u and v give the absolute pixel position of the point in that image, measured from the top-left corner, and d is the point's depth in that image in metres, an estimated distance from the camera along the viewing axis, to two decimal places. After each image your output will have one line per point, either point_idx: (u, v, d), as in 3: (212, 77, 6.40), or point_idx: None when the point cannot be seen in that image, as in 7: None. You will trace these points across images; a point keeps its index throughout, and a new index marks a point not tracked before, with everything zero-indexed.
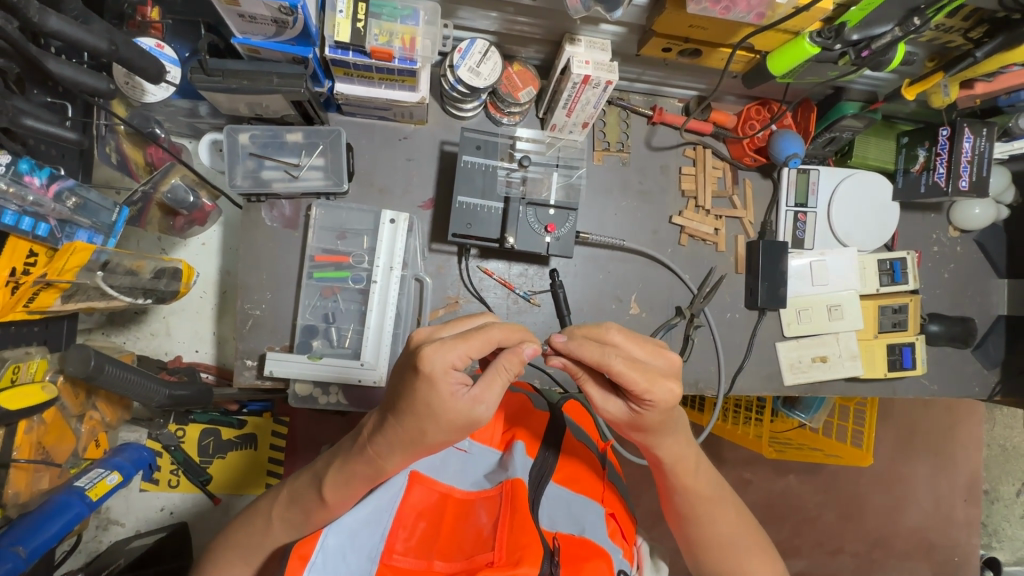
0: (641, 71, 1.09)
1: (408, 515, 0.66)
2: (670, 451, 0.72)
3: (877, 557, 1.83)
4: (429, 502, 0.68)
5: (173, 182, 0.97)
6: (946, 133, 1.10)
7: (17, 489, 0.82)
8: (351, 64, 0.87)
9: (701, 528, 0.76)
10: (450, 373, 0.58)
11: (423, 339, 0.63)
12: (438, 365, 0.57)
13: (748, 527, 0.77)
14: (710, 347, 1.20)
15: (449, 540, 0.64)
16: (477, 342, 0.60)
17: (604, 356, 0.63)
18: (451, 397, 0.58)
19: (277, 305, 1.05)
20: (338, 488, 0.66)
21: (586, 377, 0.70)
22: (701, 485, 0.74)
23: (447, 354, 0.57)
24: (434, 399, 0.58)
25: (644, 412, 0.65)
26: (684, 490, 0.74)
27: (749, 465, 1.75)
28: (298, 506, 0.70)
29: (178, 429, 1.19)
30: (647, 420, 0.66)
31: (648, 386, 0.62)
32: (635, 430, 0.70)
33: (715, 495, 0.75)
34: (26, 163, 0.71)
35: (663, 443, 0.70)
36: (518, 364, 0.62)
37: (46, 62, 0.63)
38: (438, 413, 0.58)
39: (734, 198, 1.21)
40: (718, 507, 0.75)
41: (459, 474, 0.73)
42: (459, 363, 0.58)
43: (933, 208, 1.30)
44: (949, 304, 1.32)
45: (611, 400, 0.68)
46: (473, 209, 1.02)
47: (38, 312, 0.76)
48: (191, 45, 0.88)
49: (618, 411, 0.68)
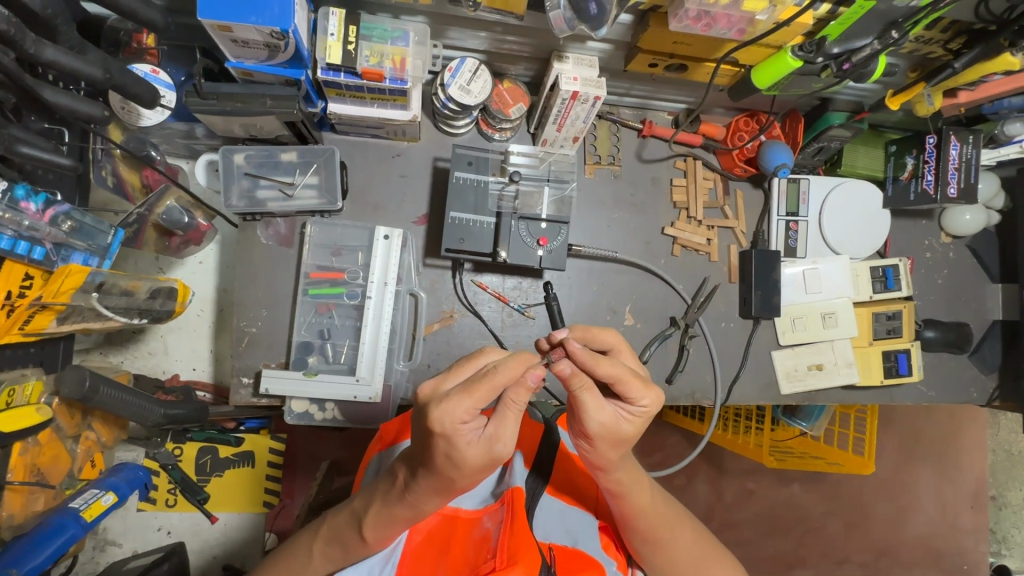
0: (630, 86, 1.10)
1: (415, 541, 0.69)
2: (618, 484, 0.67)
3: (884, 567, 1.80)
4: (437, 526, 0.70)
5: (168, 204, 0.97)
6: (932, 141, 1.12)
7: (11, 510, 0.82)
8: (343, 84, 0.89)
9: (666, 551, 0.72)
10: (462, 428, 0.55)
11: (429, 395, 0.59)
12: (448, 424, 0.54)
13: (705, 542, 0.76)
14: (706, 357, 1.20)
15: (458, 555, 0.62)
16: (484, 392, 0.55)
17: (616, 366, 0.61)
18: (468, 447, 0.56)
19: (273, 322, 1.06)
20: (382, 526, 0.65)
21: (586, 385, 0.60)
22: (658, 510, 0.71)
23: (454, 411, 0.54)
24: (451, 452, 0.56)
25: (630, 423, 0.62)
26: (641, 516, 0.69)
27: (752, 475, 1.74)
28: (326, 542, 0.70)
29: (176, 448, 1.19)
30: (631, 434, 0.63)
31: (642, 392, 0.62)
32: (612, 447, 0.63)
33: (673, 516, 0.73)
34: (23, 189, 0.72)
35: (617, 474, 0.66)
36: (526, 396, 0.58)
37: (44, 91, 0.64)
38: (462, 465, 0.56)
39: (725, 208, 1.22)
40: (676, 526, 0.73)
41: (467, 495, 0.73)
42: (468, 416, 0.55)
43: (924, 215, 1.31)
44: (944, 310, 1.32)
45: (603, 408, 0.61)
46: (466, 224, 1.03)
47: (33, 334, 0.77)
48: (187, 69, 0.89)
49: (610, 417, 0.61)
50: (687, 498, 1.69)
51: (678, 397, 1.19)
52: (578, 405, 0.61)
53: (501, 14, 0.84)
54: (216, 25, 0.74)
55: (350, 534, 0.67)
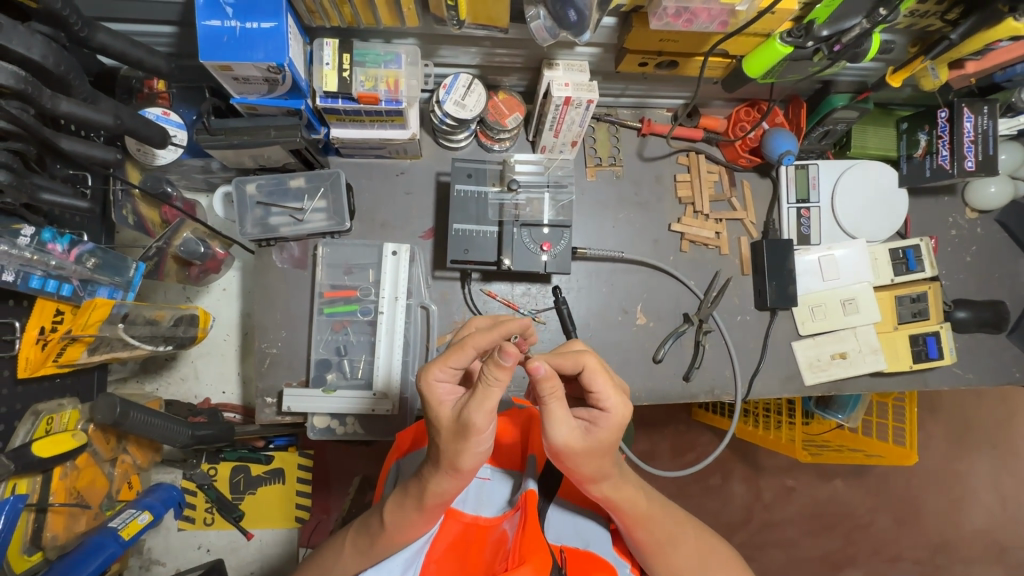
0: (624, 86, 1.11)
1: (438, 549, 0.69)
2: (606, 494, 0.64)
3: (943, 563, 1.71)
4: (458, 534, 0.70)
5: (185, 236, 1.01)
6: (945, 115, 1.07)
7: (54, 531, 0.86)
8: (342, 110, 0.92)
9: (666, 559, 0.70)
10: (436, 387, 0.58)
11: None
12: (423, 381, 0.58)
13: (709, 545, 0.75)
14: (724, 353, 1.18)
15: (477, 561, 0.63)
16: (456, 356, 0.57)
17: (578, 360, 0.58)
18: (443, 405, 0.57)
19: (292, 342, 1.10)
20: (398, 509, 0.65)
21: (555, 395, 0.57)
22: (660, 517, 0.69)
23: (427, 369, 0.58)
24: (430, 410, 0.58)
25: (598, 430, 0.59)
26: (641, 519, 0.67)
27: (790, 471, 1.69)
28: (355, 539, 0.72)
29: (211, 468, 1.24)
30: (603, 441, 0.58)
31: (608, 393, 0.59)
32: (586, 460, 0.59)
33: (674, 526, 0.71)
34: (49, 232, 0.76)
35: (606, 484, 0.63)
36: (501, 372, 0.53)
37: (61, 141, 0.69)
38: (438, 424, 0.58)
39: (733, 200, 1.20)
40: (678, 535, 0.71)
41: (483, 502, 0.73)
42: (442, 376, 0.58)
43: (946, 191, 1.26)
44: (975, 288, 1.26)
45: (567, 420, 0.58)
46: (470, 235, 1.05)
47: (67, 365, 0.84)
48: (196, 108, 0.96)
49: (574, 431, 0.58)
50: (721, 498, 1.65)
51: (697, 394, 1.17)
52: (545, 415, 0.58)
53: (486, 29, 0.86)
54: (217, 65, 0.78)
55: (375, 521, 0.69)
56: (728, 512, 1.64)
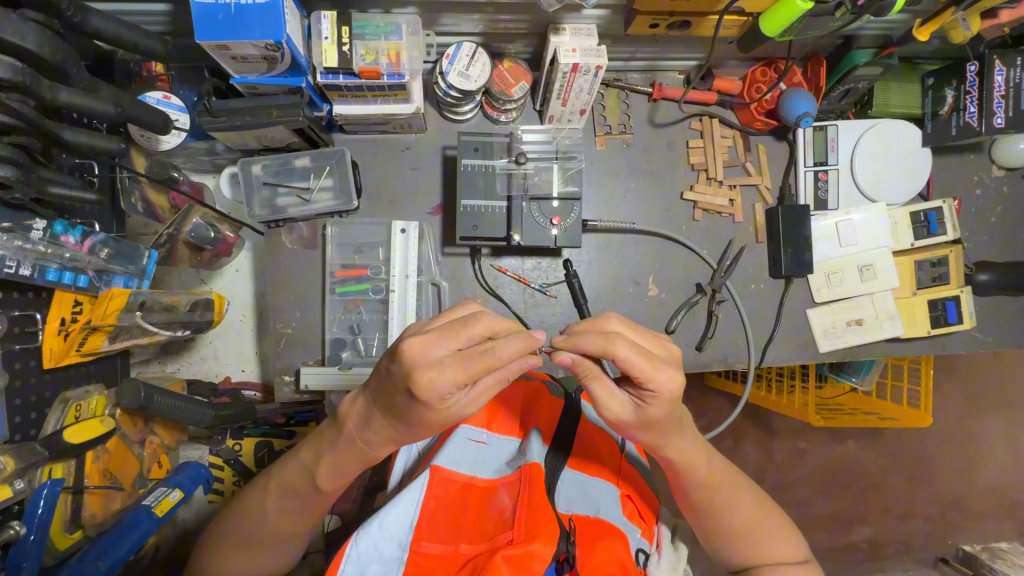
0: (634, 49, 1.07)
1: (430, 505, 0.64)
2: (669, 454, 0.70)
3: (953, 519, 1.73)
4: (452, 492, 0.66)
5: (194, 221, 1.03)
6: (974, 69, 1.03)
7: (92, 512, 0.91)
8: (344, 86, 0.90)
9: (717, 516, 0.75)
10: (446, 397, 0.57)
11: (416, 357, 0.56)
12: (434, 395, 0.56)
13: (766, 508, 0.77)
14: (737, 322, 1.17)
15: (474, 525, 0.64)
16: (476, 374, 0.57)
17: (614, 349, 0.59)
18: (448, 409, 0.59)
19: (306, 321, 1.11)
20: (337, 473, 0.70)
21: (592, 376, 0.64)
22: (714, 478, 0.74)
23: (443, 382, 0.56)
24: (433, 411, 0.59)
25: (647, 407, 0.63)
26: (694, 479, 0.73)
27: (802, 433, 1.70)
28: (281, 496, 0.73)
29: (236, 444, 1.27)
30: (653, 416, 0.63)
31: (651, 373, 0.60)
32: (640, 429, 0.66)
33: (729, 487, 0.74)
34: (61, 224, 0.77)
35: (666, 447, 0.69)
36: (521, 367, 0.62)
37: (63, 132, 0.69)
38: (438, 418, 0.60)
39: (748, 165, 1.17)
40: (732, 496, 0.74)
41: (479, 460, 0.71)
42: (455, 387, 0.57)
43: (971, 149, 1.21)
44: (998, 250, 1.23)
45: (613, 395, 0.64)
46: (478, 210, 1.04)
47: (90, 354, 0.86)
48: (196, 89, 0.94)
49: (623, 407, 0.64)
50: (734, 460, 1.67)
51: (710, 363, 1.17)
52: (588, 397, 0.65)
53: None
54: (213, 44, 0.76)
55: (303, 484, 0.71)
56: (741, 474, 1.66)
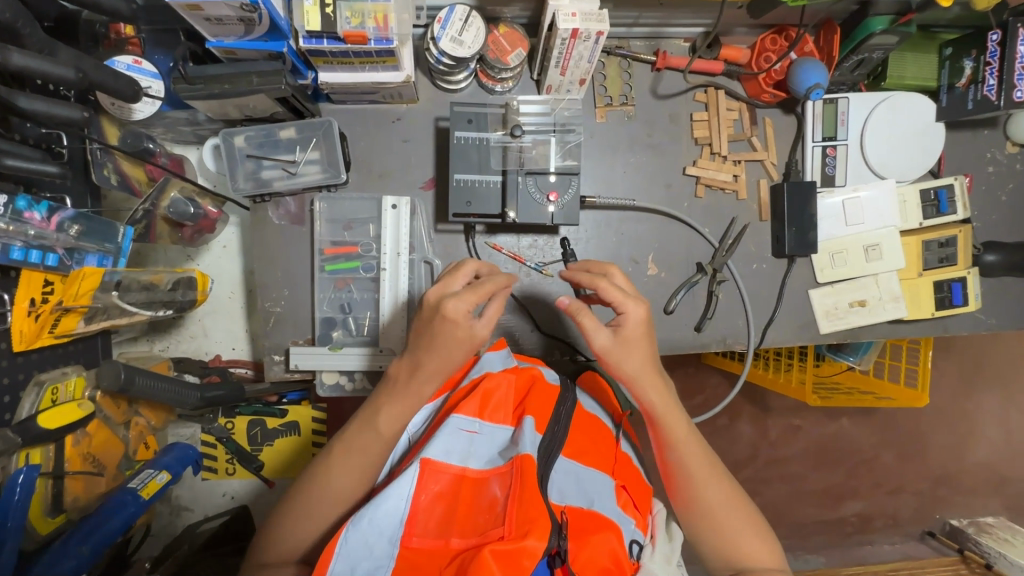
0: (637, 14, 1.01)
1: (421, 499, 0.63)
2: (650, 403, 0.76)
3: (944, 495, 1.75)
4: (443, 484, 0.65)
5: (172, 195, 0.99)
6: (996, 37, 0.97)
7: (74, 494, 0.90)
8: (328, 52, 0.84)
9: (692, 491, 0.77)
10: (465, 316, 0.70)
11: (436, 296, 0.72)
12: (453, 313, 0.69)
13: (744, 501, 0.77)
14: (737, 302, 1.15)
15: (465, 517, 0.63)
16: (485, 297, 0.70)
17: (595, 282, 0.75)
18: (466, 330, 0.70)
19: (296, 299, 1.08)
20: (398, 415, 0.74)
21: (581, 311, 0.74)
22: (693, 448, 0.77)
23: (460, 303, 0.69)
24: (454, 330, 0.70)
25: (626, 332, 0.74)
26: (672, 442, 0.77)
27: (798, 412, 1.70)
28: (343, 456, 0.74)
29: (228, 423, 1.25)
30: (631, 340, 0.74)
31: (625, 299, 0.73)
32: (621, 360, 0.74)
33: (707, 463, 0.77)
34: (24, 200, 0.73)
35: (646, 392, 0.76)
36: None
37: (17, 100, 0.64)
38: (458, 337, 0.70)
39: (754, 139, 1.12)
40: (709, 475, 0.77)
41: (471, 449, 0.69)
42: (469, 308, 0.70)
43: (985, 124, 1.16)
44: (1008, 229, 1.19)
45: (600, 328, 0.73)
46: (472, 185, 1.00)
47: (65, 335, 0.83)
48: (171, 53, 0.88)
49: (608, 339, 0.74)
50: (729, 438, 1.67)
51: (708, 344, 1.15)
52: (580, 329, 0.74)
53: None
54: (184, 5, 0.72)
55: (365, 437, 0.74)
56: (736, 452, 1.67)
